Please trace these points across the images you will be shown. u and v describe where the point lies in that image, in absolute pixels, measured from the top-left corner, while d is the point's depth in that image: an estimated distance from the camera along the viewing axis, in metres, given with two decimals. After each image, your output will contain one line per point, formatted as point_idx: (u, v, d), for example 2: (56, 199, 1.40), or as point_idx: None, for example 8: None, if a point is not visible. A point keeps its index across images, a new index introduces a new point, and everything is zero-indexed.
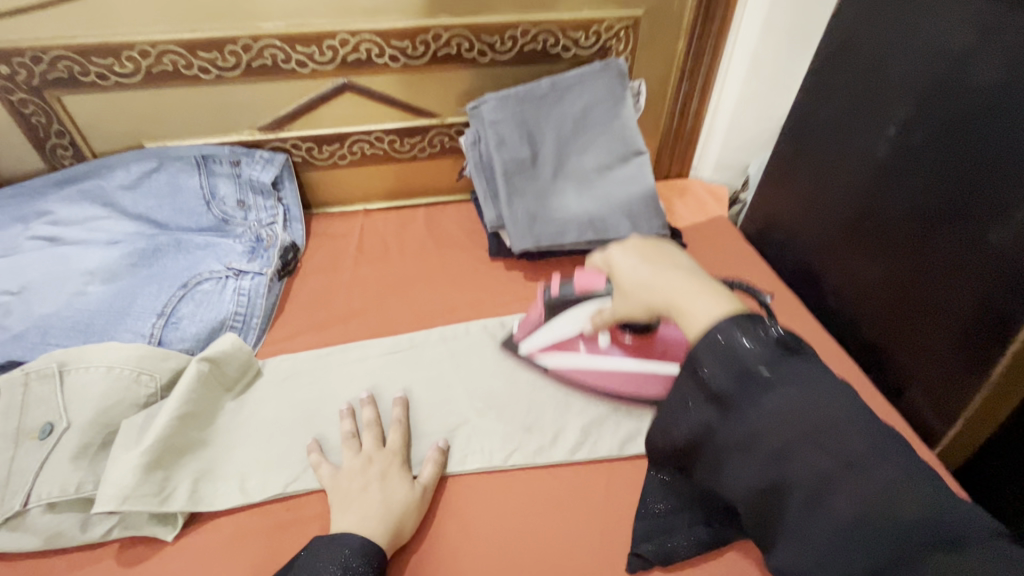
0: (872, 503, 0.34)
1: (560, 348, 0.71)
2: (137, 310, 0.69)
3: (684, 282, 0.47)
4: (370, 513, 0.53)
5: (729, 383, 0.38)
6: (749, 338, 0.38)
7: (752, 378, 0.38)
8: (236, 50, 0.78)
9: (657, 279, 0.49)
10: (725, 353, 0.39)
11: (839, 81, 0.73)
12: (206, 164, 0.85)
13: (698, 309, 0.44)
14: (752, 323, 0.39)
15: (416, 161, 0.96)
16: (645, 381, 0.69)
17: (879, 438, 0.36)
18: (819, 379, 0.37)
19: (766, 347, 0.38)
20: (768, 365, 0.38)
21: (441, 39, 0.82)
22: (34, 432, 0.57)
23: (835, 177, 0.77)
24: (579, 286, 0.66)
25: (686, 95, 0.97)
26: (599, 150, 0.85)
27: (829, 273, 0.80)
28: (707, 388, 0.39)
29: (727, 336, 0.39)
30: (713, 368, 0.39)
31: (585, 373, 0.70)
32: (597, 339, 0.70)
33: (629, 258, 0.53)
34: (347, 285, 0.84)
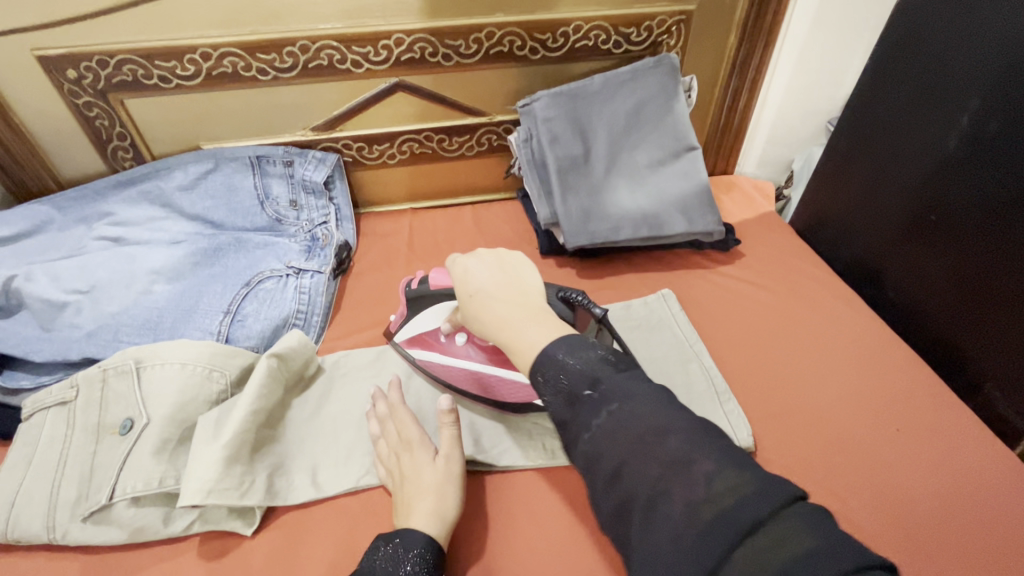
0: (697, 498, 0.36)
1: (421, 343, 0.69)
2: (204, 308, 0.70)
3: (524, 311, 0.50)
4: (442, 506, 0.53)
5: (565, 407, 0.44)
6: (573, 359, 0.45)
7: (579, 402, 0.43)
8: (294, 51, 0.78)
9: (494, 306, 0.51)
10: (555, 381, 0.44)
11: (904, 72, 0.72)
12: (261, 164, 0.86)
13: (524, 341, 0.47)
14: (584, 344, 0.46)
15: (463, 160, 0.96)
16: (497, 383, 0.65)
17: (700, 438, 0.39)
18: (641, 390, 0.43)
19: (593, 363, 0.44)
20: (592, 382, 0.43)
21: (494, 37, 0.82)
22: (115, 427, 0.58)
23: (897, 171, 0.75)
24: (432, 282, 0.67)
25: (736, 90, 0.96)
26: (651, 147, 0.84)
27: (890, 269, 0.79)
28: (549, 415, 0.45)
29: (562, 366, 0.44)
30: (548, 393, 0.45)
31: (433, 368, 0.68)
32: (455, 337, 0.67)
33: (480, 276, 0.54)
34: (400, 283, 0.84)
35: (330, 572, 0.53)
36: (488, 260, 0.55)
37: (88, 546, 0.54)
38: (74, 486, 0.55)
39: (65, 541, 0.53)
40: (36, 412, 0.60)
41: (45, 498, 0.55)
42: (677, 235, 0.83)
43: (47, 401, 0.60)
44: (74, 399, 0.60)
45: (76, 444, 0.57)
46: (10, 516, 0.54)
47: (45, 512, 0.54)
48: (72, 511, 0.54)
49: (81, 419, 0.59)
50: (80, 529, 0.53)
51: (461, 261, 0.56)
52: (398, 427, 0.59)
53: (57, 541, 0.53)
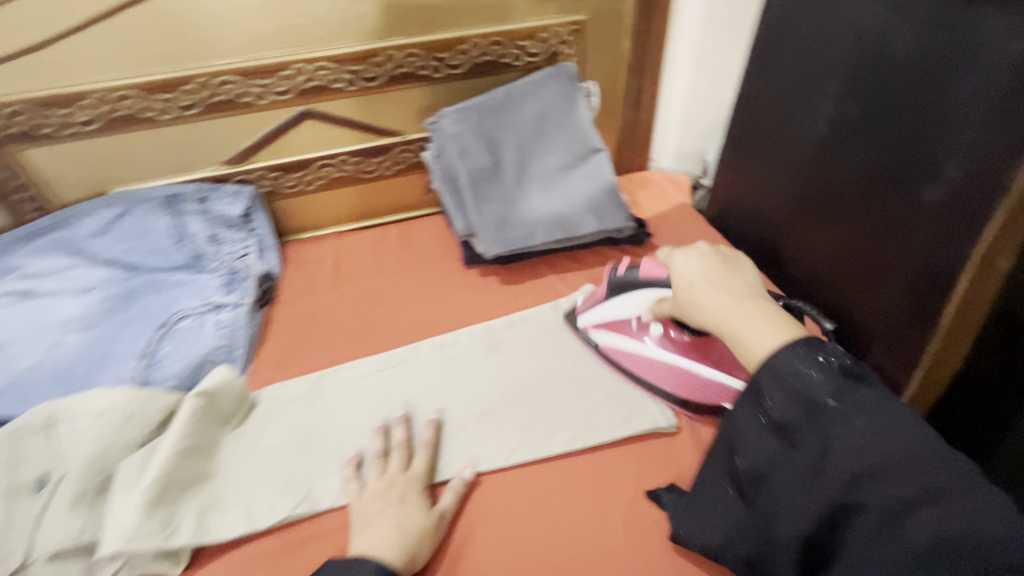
0: (951, 529, 0.35)
1: (613, 328, 0.72)
2: (118, 354, 0.70)
3: (735, 309, 0.50)
4: (386, 536, 0.52)
5: (795, 411, 0.42)
6: (809, 368, 0.42)
7: (811, 411, 0.41)
8: (193, 89, 0.79)
9: (710, 301, 0.52)
10: (783, 384, 0.43)
11: (777, 64, 0.77)
12: (174, 203, 0.86)
13: (753, 339, 0.47)
14: (828, 359, 0.42)
15: (383, 180, 0.98)
16: (689, 381, 0.66)
17: (957, 467, 0.37)
18: (881, 408, 0.40)
19: (814, 381, 0.41)
20: (832, 392, 0.41)
21: (394, 59, 0.84)
22: (27, 486, 0.57)
23: (782, 155, 0.80)
24: (646, 271, 0.69)
25: (637, 90, 1.01)
26: (558, 152, 0.88)
27: (787, 246, 0.83)
28: (774, 417, 0.43)
29: (784, 369, 0.43)
30: (773, 394, 0.43)
31: (635, 360, 0.69)
32: (651, 328, 0.68)
33: (694, 268, 0.56)
34: (327, 307, 0.85)
35: None
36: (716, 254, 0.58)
37: None
38: None
39: None
40: None
41: None
42: (590, 234, 0.86)
43: None
44: None
45: None
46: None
47: None
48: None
49: None
50: None
51: (681, 253, 0.59)
52: (388, 469, 0.60)
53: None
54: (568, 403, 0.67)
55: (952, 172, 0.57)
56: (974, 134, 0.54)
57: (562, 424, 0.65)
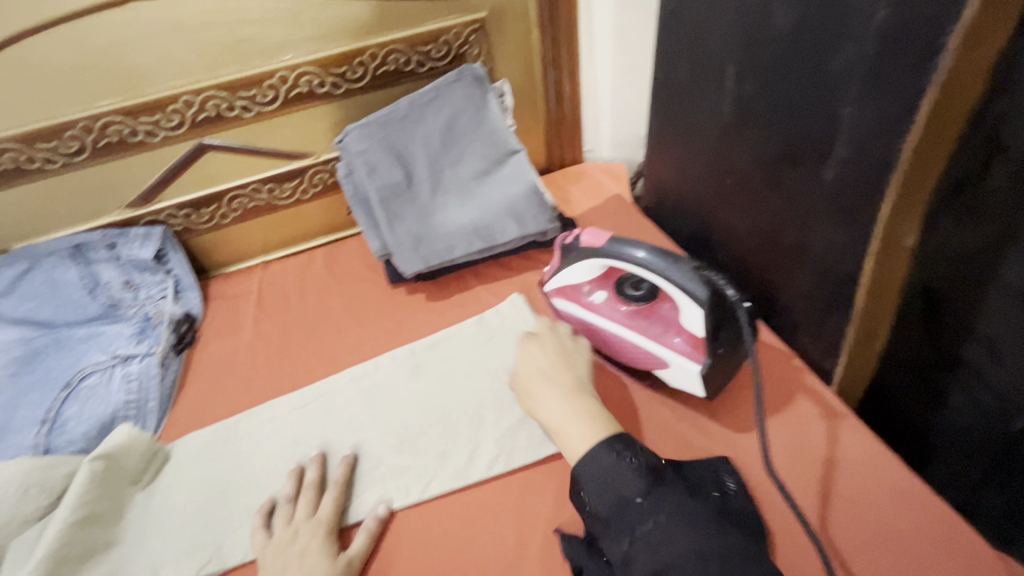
0: None
1: (565, 294, 0.72)
2: (20, 422, 0.67)
3: (565, 403, 0.56)
4: None
5: (611, 504, 0.48)
6: (614, 463, 0.50)
7: (621, 506, 0.47)
8: (77, 134, 0.75)
9: (551, 408, 0.56)
10: (599, 485, 0.49)
11: (678, 47, 0.73)
12: (81, 253, 0.83)
13: (570, 438, 0.54)
14: (623, 457, 0.50)
15: (303, 204, 0.94)
16: (625, 347, 0.65)
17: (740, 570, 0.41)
18: (682, 506, 0.46)
19: (623, 482, 0.48)
20: (639, 490, 0.47)
21: (288, 80, 0.80)
22: None
23: (697, 138, 0.77)
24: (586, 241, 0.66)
25: (557, 83, 0.97)
26: (473, 158, 0.85)
27: (714, 232, 0.80)
28: (598, 511, 0.49)
29: (600, 462, 0.50)
30: (594, 491, 0.50)
31: (582, 324, 0.69)
32: (596, 295, 0.69)
33: (543, 357, 0.61)
34: (249, 345, 0.82)
35: None
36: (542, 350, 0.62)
37: None
38: None
39: None
40: None
41: None
42: (513, 240, 0.83)
43: None
44: None
45: None
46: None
47: None
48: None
49: None
50: None
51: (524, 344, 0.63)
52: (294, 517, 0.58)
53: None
54: (485, 426, 0.65)
55: (841, 148, 0.53)
56: (854, 106, 0.50)
57: (480, 449, 0.63)
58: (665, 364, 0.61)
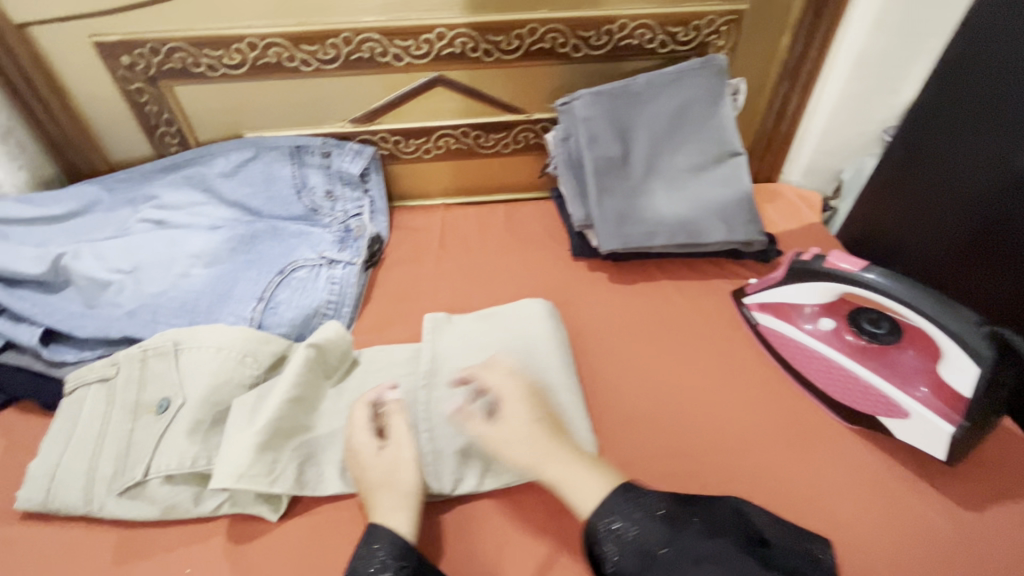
0: None
1: (779, 312, 0.69)
2: (239, 294, 0.71)
3: (525, 435, 0.53)
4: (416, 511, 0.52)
5: (636, 562, 0.44)
6: (656, 509, 0.46)
7: (654, 563, 0.43)
8: (337, 44, 0.79)
9: (516, 438, 0.53)
10: (620, 536, 0.45)
11: (965, 96, 0.70)
12: (300, 154, 0.87)
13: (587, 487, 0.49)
14: (637, 507, 0.46)
15: (498, 157, 0.95)
16: (848, 384, 0.62)
17: None
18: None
19: (632, 529, 0.45)
20: (663, 541, 0.44)
21: (536, 33, 0.80)
22: (151, 407, 0.60)
23: (959, 186, 0.73)
24: (832, 263, 0.61)
25: (785, 94, 0.91)
26: (694, 150, 0.82)
27: (957, 284, 0.77)
28: (619, 552, 0.45)
29: (619, 516, 0.46)
30: (614, 547, 0.45)
31: (795, 349, 0.66)
32: (821, 322, 0.66)
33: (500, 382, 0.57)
34: (430, 279, 0.84)
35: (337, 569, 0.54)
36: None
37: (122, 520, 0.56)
38: (111, 461, 0.57)
39: (100, 513, 0.55)
40: (78, 387, 0.62)
41: (84, 471, 0.56)
42: (716, 243, 0.80)
43: (90, 377, 0.62)
44: (115, 377, 0.62)
45: (114, 420, 0.59)
46: (52, 488, 0.56)
47: (84, 484, 0.56)
48: (108, 485, 0.56)
49: (120, 397, 0.60)
50: (116, 503, 0.55)
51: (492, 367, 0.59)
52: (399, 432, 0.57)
53: (92, 514, 0.55)
54: (674, 421, 0.63)
55: None
56: None
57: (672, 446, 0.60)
58: (903, 413, 0.58)
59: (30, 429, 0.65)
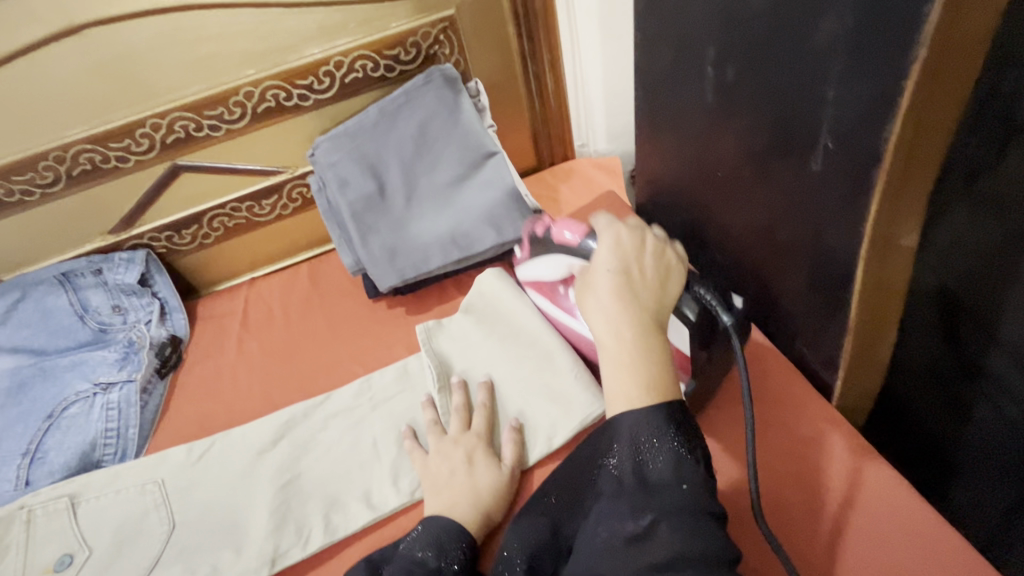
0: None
1: (540, 289, 0.70)
2: (4, 454, 0.69)
3: (624, 323, 0.51)
4: (459, 500, 0.56)
5: (639, 480, 0.46)
6: (657, 437, 0.46)
7: (651, 483, 0.45)
8: (51, 165, 0.76)
9: (606, 320, 0.51)
10: (634, 456, 0.46)
11: (655, 29, 0.66)
12: (69, 280, 0.83)
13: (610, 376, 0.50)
14: (674, 439, 0.46)
15: (284, 219, 0.93)
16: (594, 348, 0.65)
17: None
18: (682, 515, 0.42)
19: (657, 458, 0.46)
20: (683, 479, 0.44)
21: (254, 96, 0.78)
22: (49, 565, 0.60)
23: (684, 125, 0.69)
24: (557, 235, 0.63)
25: (538, 76, 0.91)
26: (447, 163, 0.81)
27: (710, 231, 0.73)
28: (616, 478, 0.47)
29: (646, 432, 0.46)
30: (624, 456, 0.47)
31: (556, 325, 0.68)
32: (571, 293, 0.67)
33: (610, 261, 0.55)
34: (231, 365, 0.81)
35: None
36: (619, 238, 0.57)
37: None
38: None
39: None
40: None
41: None
42: (492, 248, 0.79)
43: None
44: None
45: None
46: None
47: None
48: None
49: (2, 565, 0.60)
50: None
51: (607, 237, 0.57)
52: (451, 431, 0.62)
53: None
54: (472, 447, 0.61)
55: (826, 137, 0.47)
56: (833, 89, 0.44)
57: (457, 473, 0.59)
58: None
59: None
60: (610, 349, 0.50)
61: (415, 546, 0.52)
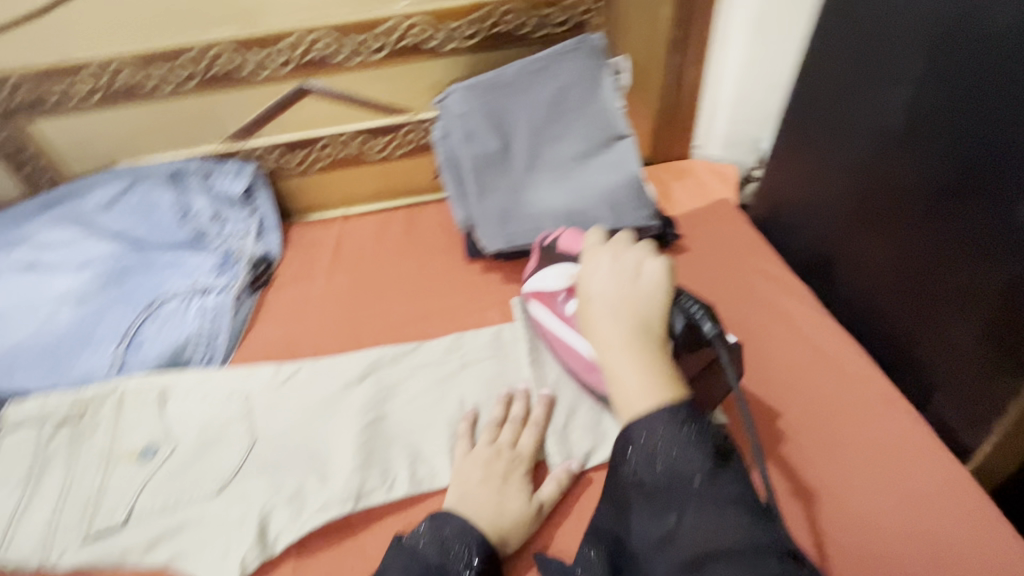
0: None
1: (541, 300, 0.67)
2: (102, 334, 0.70)
3: (624, 340, 0.48)
4: (483, 510, 0.53)
5: (658, 477, 0.42)
6: (674, 435, 0.42)
7: (672, 478, 0.42)
8: (190, 61, 0.75)
9: (608, 335, 0.49)
10: (649, 456, 0.43)
11: (847, 42, 0.63)
12: (179, 179, 0.83)
13: (626, 387, 0.46)
14: (685, 431, 0.42)
15: (391, 161, 0.91)
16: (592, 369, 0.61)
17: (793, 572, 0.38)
18: (716, 512, 0.40)
19: (676, 451, 0.42)
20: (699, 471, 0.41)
21: (399, 30, 0.76)
22: (133, 452, 0.60)
23: (843, 149, 0.66)
24: None
25: (679, 68, 0.88)
26: (576, 136, 0.78)
27: (842, 263, 0.71)
28: (636, 478, 0.44)
29: (658, 433, 0.43)
30: (639, 456, 0.43)
31: (558, 340, 0.64)
32: (569, 306, 0.64)
33: (599, 280, 0.54)
34: (319, 295, 0.81)
35: None
36: (600, 258, 0.56)
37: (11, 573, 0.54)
38: (78, 509, 0.56)
39: (58, 563, 0.53)
40: None
41: (17, 526, 0.55)
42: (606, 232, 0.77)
43: None
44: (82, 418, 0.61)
45: (83, 464, 0.59)
46: (7, 536, 0.54)
47: (43, 535, 0.54)
48: (76, 530, 0.55)
49: (89, 442, 0.60)
50: (78, 551, 0.54)
51: (591, 258, 0.56)
52: (498, 438, 0.60)
53: (47, 564, 0.53)
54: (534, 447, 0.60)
55: None
56: None
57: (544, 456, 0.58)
58: None
59: None
60: (614, 363, 0.47)
61: (422, 541, 0.50)
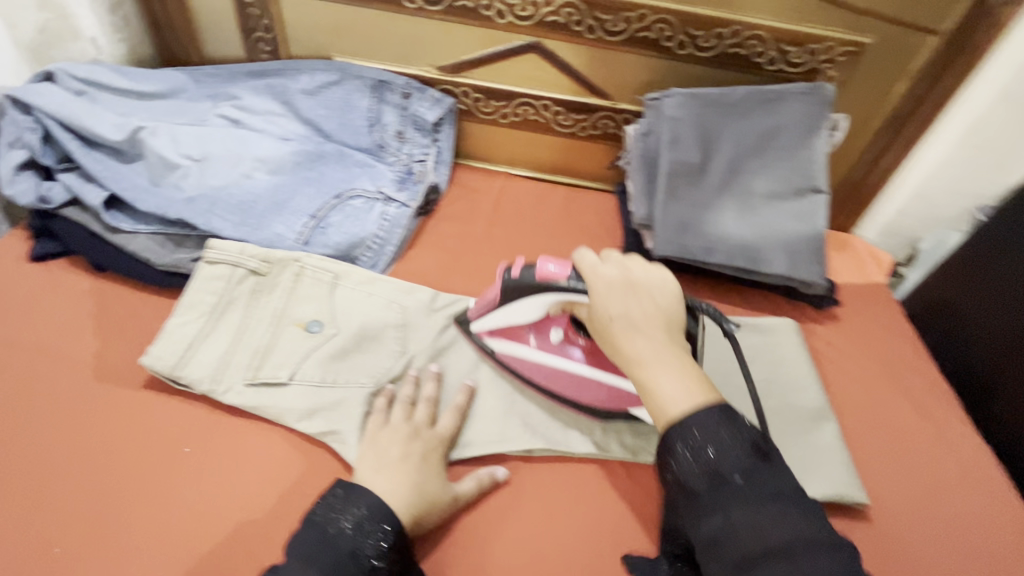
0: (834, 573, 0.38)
1: (507, 335, 0.64)
2: (294, 207, 0.74)
3: (652, 350, 0.49)
4: (403, 484, 0.51)
5: (702, 478, 0.45)
6: (710, 439, 0.45)
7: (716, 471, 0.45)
8: None
9: (637, 348, 0.50)
10: (698, 467, 0.45)
11: None
12: (381, 89, 0.87)
13: (663, 392, 0.48)
14: (702, 440, 0.46)
15: (574, 139, 0.93)
16: (592, 387, 0.62)
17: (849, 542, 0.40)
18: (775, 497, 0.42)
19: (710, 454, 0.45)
20: (736, 464, 0.44)
21: (644, 20, 0.78)
22: (300, 321, 0.63)
23: None
24: (539, 273, 0.57)
25: (883, 145, 0.87)
26: (774, 176, 0.78)
27: (1011, 388, 0.74)
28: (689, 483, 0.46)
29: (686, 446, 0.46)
30: (684, 471, 0.46)
31: (536, 371, 0.63)
32: (550, 334, 0.64)
33: (615, 301, 0.52)
34: (476, 239, 0.84)
35: (296, 478, 0.55)
36: (600, 273, 0.55)
37: (179, 390, 0.59)
38: (247, 355, 0.60)
39: (223, 396, 0.58)
40: (221, 262, 0.64)
41: (195, 350, 0.59)
42: (774, 276, 0.77)
43: (234, 260, 0.64)
44: (266, 274, 0.65)
45: (257, 317, 0.63)
46: (185, 356, 0.59)
47: (215, 367, 0.59)
48: (242, 374, 0.59)
49: (265, 298, 0.64)
50: (241, 391, 0.58)
51: (599, 272, 0.55)
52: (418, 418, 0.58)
53: (215, 395, 0.58)
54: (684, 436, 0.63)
55: None
56: None
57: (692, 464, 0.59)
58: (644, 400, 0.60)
59: (76, 283, 0.68)
60: (651, 369, 0.49)
61: (332, 514, 0.47)
